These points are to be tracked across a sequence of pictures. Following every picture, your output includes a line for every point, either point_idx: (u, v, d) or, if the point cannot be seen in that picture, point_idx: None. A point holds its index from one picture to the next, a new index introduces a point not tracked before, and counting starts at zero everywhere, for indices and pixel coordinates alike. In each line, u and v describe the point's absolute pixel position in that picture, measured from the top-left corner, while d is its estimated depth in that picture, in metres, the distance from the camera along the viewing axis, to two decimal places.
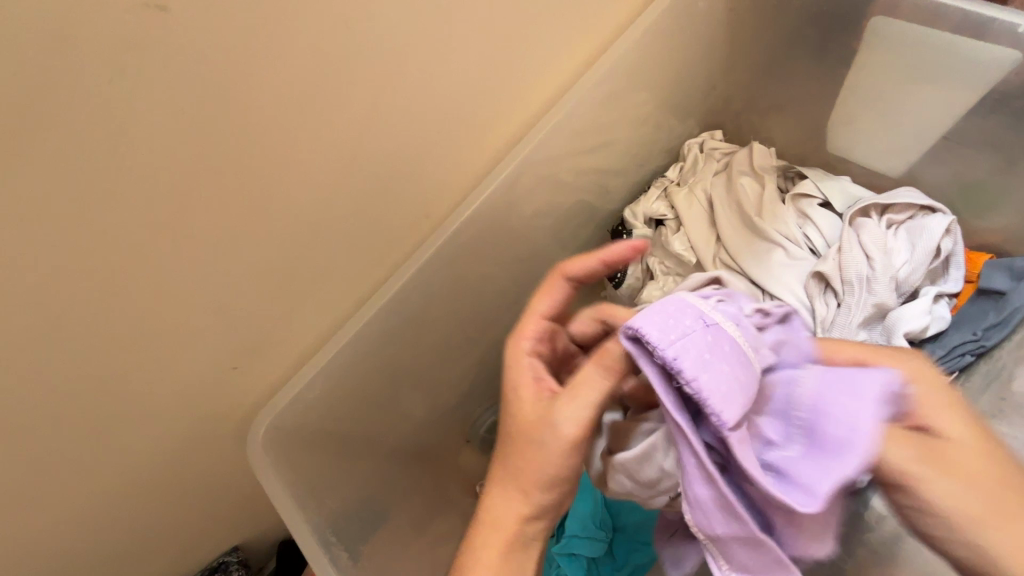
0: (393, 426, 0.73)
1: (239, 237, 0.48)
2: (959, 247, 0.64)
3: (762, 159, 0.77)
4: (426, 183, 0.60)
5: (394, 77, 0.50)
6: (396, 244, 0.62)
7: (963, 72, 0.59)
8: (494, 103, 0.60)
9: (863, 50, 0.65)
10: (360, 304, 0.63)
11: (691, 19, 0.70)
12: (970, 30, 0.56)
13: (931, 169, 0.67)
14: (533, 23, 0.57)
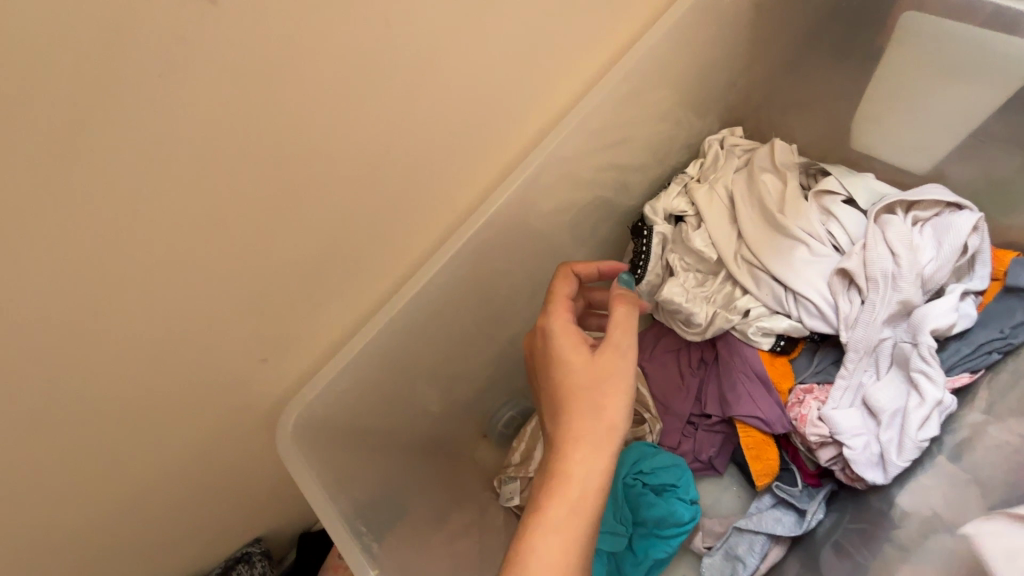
0: (414, 420, 0.74)
1: (270, 231, 0.49)
2: (985, 244, 0.63)
3: (783, 156, 0.77)
4: (452, 178, 0.60)
5: (426, 72, 0.50)
6: (421, 239, 0.62)
7: (996, 68, 0.58)
8: (521, 98, 0.60)
9: (893, 46, 0.64)
10: (386, 298, 0.63)
11: (717, 15, 0.69)
12: (1004, 25, 0.55)
13: (958, 166, 0.66)
14: (561, 18, 0.57)
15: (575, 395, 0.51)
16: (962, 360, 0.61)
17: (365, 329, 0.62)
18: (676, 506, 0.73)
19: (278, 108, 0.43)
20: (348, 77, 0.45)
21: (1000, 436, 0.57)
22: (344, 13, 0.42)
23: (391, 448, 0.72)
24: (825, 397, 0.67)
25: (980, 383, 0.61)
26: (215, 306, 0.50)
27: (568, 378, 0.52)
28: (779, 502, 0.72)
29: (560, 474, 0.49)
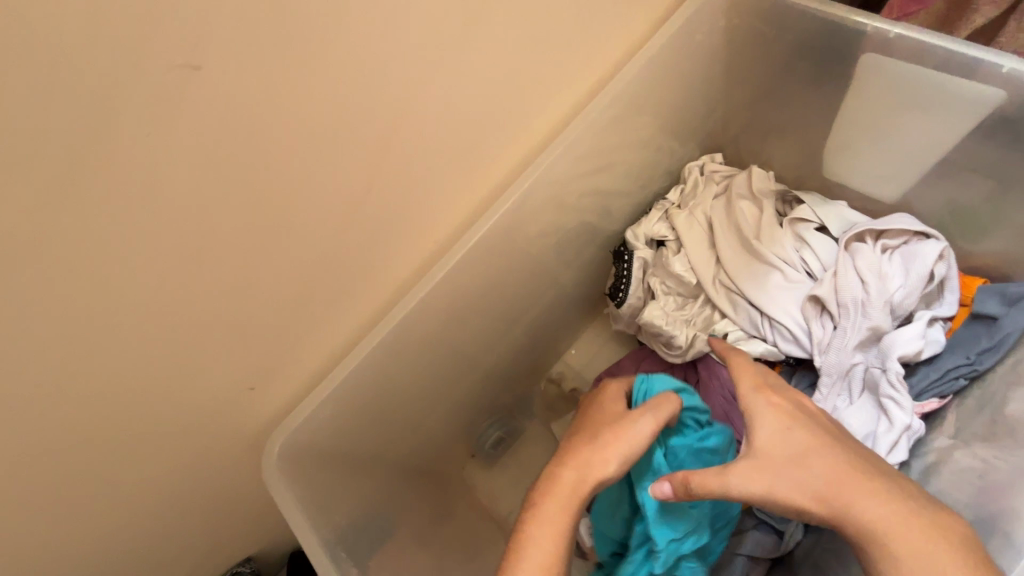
0: (400, 440, 0.76)
1: (255, 266, 0.51)
2: (952, 271, 0.65)
3: (760, 183, 0.79)
4: (434, 209, 0.62)
5: (405, 112, 0.52)
6: (405, 268, 0.64)
7: (952, 107, 0.60)
8: (500, 132, 0.63)
9: (857, 83, 0.67)
10: (370, 325, 0.65)
11: (692, 49, 0.72)
12: (959, 67, 0.58)
13: (924, 195, 0.68)
14: (538, 56, 0.59)
15: (598, 402, 0.59)
16: (930, 385, 0.62)
17: (352, 355, 0.64)
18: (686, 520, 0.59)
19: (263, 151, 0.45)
20: (329, 117, 0.47)
21: (968, 460, 0.57)
22: (324, 60, 0.44)
23: (377, 468, 0.74)
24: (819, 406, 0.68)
25: (949, 407, 0.63)
26: (204, 336, 0.52)
27: (601, 397, 0.60)
28: (761, 523, 0.72)
29: (557, 475, 0.53)
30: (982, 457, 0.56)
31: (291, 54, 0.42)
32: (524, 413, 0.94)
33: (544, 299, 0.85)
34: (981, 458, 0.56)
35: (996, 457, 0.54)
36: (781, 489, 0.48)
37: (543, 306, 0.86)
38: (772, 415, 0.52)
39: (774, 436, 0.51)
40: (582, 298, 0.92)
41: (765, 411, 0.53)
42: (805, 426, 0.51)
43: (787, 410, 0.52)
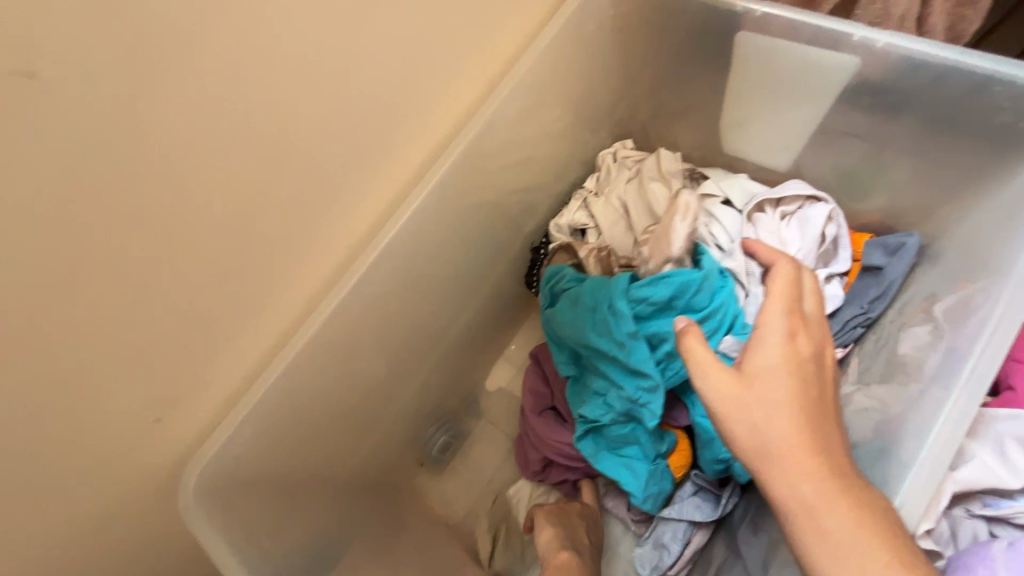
0: (339, 456, 0.75)
1: (142, 291, 0.47)
2: (843, 230, 0.69)
3: (669, 164, 0.82)
4: (342, 215, 0.60)
5: (290, 117, 0.49)
6: (316, 278, 0.62)
7: (825, 77, 0.63)
8: (401, 130, 0.61)
9: (737, 62, 0.69)
10: (284, 341, 0.62)
11: (585, 38, 0.74)
12: (824, 41, 0.60)
13: (812, 161, 0.72)
14: (427, 53, 0.58)
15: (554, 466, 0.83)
16: (835, 337, 0.67)
17: (264, 378, 0.61)
18: (650, 288, 0.67)
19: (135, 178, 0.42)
20: (204, 133, 0.44)
21: (866, 401, 0.60)
22: (188, 60, 0.41)
23: (320, 489, 0.72)
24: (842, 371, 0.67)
25: (851, 355, 0.67)
26: (92, 372, 0.47)
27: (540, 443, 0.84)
28: (698, 489, 0.75)
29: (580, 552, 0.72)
30: (877, 397, 0.60)
31: (143, 62, 0.39)
32: (468, 414, 0.94)
33: (472, 297, 0.85)
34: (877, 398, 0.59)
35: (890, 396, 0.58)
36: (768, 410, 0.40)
37: (474, 305, 0.86)
38: (818, 297, 0.48)
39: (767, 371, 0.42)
40: (513, 294, 0.93)
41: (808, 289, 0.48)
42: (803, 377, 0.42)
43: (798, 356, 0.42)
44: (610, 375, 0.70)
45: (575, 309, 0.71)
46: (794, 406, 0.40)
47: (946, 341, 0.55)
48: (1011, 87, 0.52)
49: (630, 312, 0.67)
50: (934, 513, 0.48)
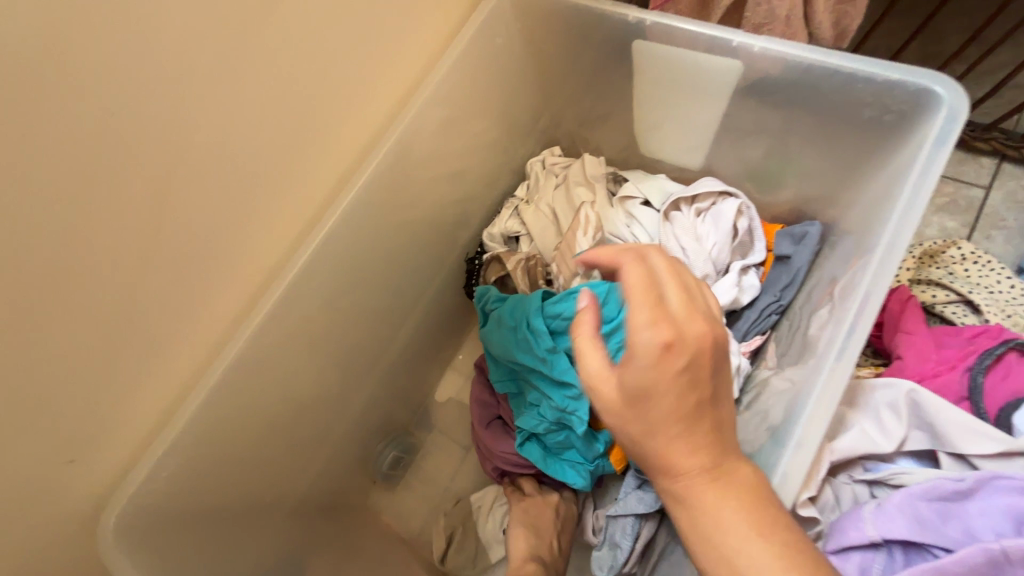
0: (279, 480, 0.74)
1: (34, 334, 0.46)
2: (755, 222, 0.72)
3: (592, 169, 0.84)
4: (253, 240, 0.60)
5: (186, 149, 0.49)
6: (233, 305, 0.61)
7: (723, 83, 0.65)
8: (311, 152, 0.61)
9: (640, 70, 0.71)
10: (204, 371, 0.62)
11: (495, 50, 0.75)
12: (718, 50, 0.62)
13: (720, 158, 0.75)
14: (328, 76, 0.59)
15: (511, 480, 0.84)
16: (752, 325, 0.70)
17: (185, 407, 0.60)
18: (562, 304, 0.69)
19: (18, 222, 0.41)
20: (90, 172, 0.43)
21: (778, 383, 0.63)
22: (63, 102, 0.40)
23: (260, 514, 0.72)
24: (766, 360, 0.69)
25: (769, 341, 0.71)
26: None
27: (484, 464, 0.85)
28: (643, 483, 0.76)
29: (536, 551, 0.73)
30: (787, 379, 0.62)
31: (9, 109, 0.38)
32: (418, 427, 0.94)
33: (409, 310, 0.86)
34: (787, 380, 0.62)
35: (795, 375, 0.60)
36: (647, 436, 0.40)
37: (413, 318, 0.87)
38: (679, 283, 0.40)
39: (639, 396, 0.39)
40: (454, 304, 0.94)
41: (667, 276, 0.41)
42: (676, 394, 0.39)
43: (666, 372, 0.38)
44: (540, 385, 0.72)
45: (499, 328, 0.74)
46: (672, 422, 0.39)
47: (830, 323, 0.57)
48: (872, 83, 0.56)
49: (546, 329, 0.70)
50: (815, 482, 0.50)
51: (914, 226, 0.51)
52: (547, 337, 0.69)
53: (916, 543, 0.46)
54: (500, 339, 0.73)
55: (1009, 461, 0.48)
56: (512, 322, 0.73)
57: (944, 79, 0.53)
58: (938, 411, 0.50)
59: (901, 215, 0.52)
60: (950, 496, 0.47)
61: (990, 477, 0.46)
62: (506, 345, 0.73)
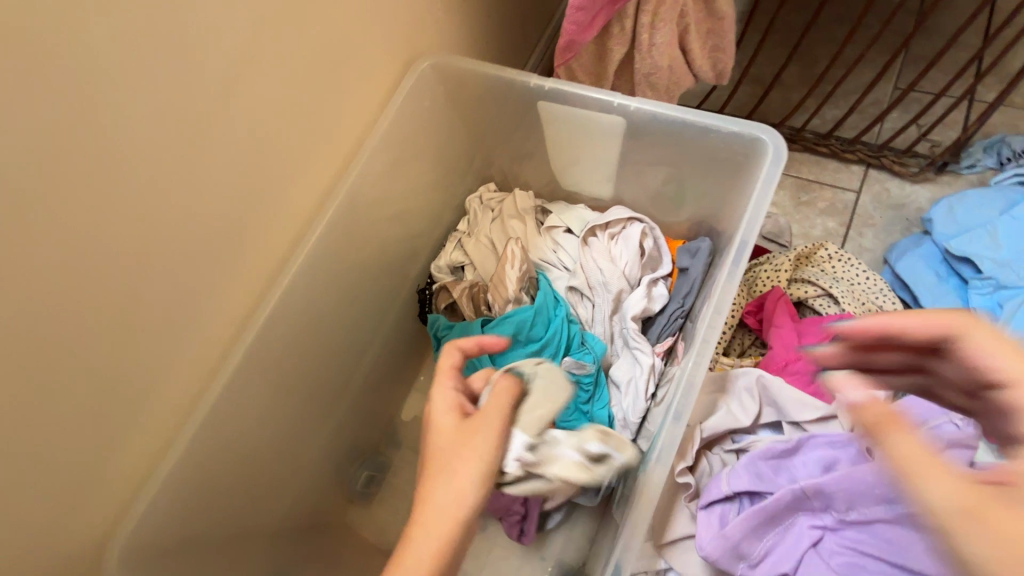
0: (261, 508, 0.82)
1: (38, 405, 0.53)
2: (659, 241, 0.85)
3: (523, 203, 0.95)
4: (221, 298, 0.68)
5: (156, 229, 0.57)
6: (206, 355, 0.69)
7: (609, 133, 0.78)
8: (266, 216, 0.70)
9: (545, 122, 0.83)
10: (185, 417, 0.69)
11: (424, 108, 0.85)
12: (600, 107, 0.75)
13: (625, 188, 0.87)
14: (275, 151, 0.68)
15: None
16: (663, 329, 0.82)
17: (172, 450, 0.68)
18: (497, 327, 0.80)
19: (20, 312, 0.48)
20: (76, 261, 0.51)
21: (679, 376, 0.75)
22: (52, 208, 0.48)
23: (246, 539, 0.79)
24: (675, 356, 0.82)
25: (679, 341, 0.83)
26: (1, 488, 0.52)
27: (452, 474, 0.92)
28: None
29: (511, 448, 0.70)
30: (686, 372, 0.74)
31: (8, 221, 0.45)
32: (388, 447, 1.02)
33: (367, 341, 0.94)
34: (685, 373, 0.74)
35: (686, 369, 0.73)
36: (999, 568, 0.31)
37: (372, 347, 0.96)
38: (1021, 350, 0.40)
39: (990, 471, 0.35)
40: (410, 331, 1.03)
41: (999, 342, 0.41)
42: None
43: None
44: None
45: (449, 351, 0.84)
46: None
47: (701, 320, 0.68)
48: (718, 131, 0.70)
49: (486, 350, 0.81)
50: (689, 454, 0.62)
51: (749, 243, 0.63)
52: (488, 359, 0.80)
53: (757, 493, 0.59)
54: (450, 361, 0.84)
55: (830, 424, 0.61)
56: None
57: (766, 128, 0.66)
58: (781, 391, 0.62)
59: (742, 233, 0.65)
60: (781, 454, 0.60)
61: (810, 437, 0.60)
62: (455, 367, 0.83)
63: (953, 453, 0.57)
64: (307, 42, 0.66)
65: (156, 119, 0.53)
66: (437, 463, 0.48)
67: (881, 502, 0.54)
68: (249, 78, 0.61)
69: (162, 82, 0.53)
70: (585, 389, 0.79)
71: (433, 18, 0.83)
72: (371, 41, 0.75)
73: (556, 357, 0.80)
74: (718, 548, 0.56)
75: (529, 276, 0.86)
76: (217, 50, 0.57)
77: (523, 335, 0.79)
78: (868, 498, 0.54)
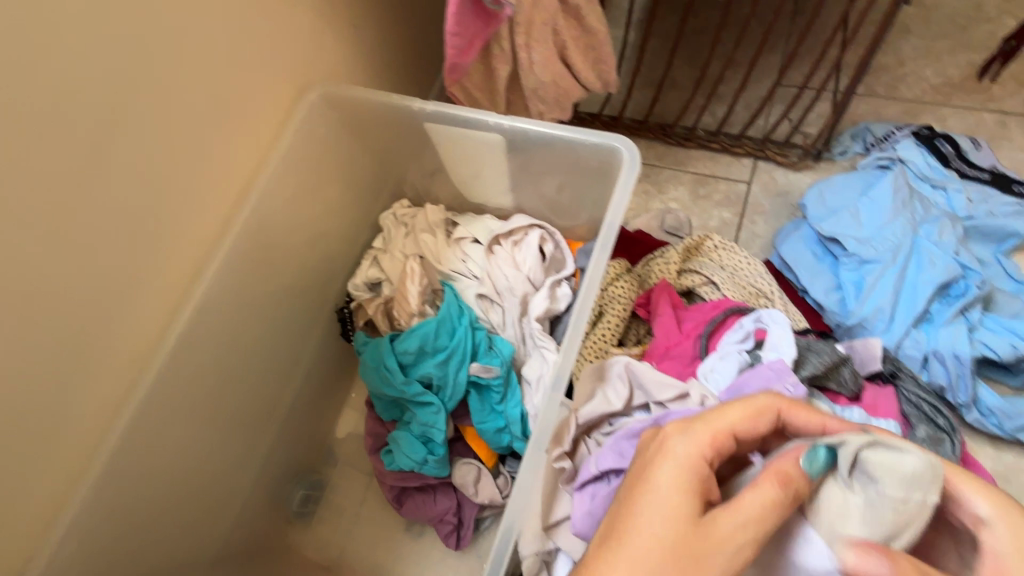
0: (189, 536, 0.83)
1: None
2: (560, 244, 0.90)
3: (434, 216, 0.98)
4: (119, 334, 0.69)
5: (35, 276, 0.58)
6: (109, 392, 0.71)
7: (492, 148, 0.85)
8: (160, 251, 0.72)
9: (436, 139, 0.89)
10: (93, 455, 0.70)
11: (320, 132, 0.87)
12: (478, 125, 0.81)
13: (522, 196, 0.93)
14: (162, 189, 0.69)
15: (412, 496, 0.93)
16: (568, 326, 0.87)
17: (80, 488, 0.69)
18: (407, 341, 0.85)
19: None
20: None
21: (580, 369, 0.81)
22: None
23: (174, 568, 0.80)
24: None
25: None
26: None
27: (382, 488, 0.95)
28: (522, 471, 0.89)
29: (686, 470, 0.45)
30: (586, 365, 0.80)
31: None
32: (325, 464, 1.03)
33: (290, 363, 0.96)
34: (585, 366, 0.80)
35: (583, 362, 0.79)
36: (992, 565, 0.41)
37: (297, 368, 0.97)
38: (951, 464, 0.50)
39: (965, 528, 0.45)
40: (337, 349, 1.04)
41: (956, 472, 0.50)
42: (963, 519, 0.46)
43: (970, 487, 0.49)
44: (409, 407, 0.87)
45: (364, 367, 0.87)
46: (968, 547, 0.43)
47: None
48: (585, 143, 0.77)
49: (397, 364, 0.85)
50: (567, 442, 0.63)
51: (610, 241, 0.69)
52: (401, 372, 0.85)
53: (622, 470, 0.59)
54: (366, 379, 0.87)
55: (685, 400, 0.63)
56: (373, 361, 0.86)
57: (622, 140, 0.74)
58: (647, 376, 0.64)
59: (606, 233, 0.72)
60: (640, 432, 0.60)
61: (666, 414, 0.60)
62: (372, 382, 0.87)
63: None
64: (187, 84, 0.68)
65: (22, 171, 0.54)
66: (717, 542, 0.41)
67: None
68: (124, 126, 0.62)
69: (26, 137, 0.54)
70: (497, 389, 0.85)
71: (322, 46, 0.85)
72: (257, 75, 0.76)
73: (464, 363, 0.85)
74: (587, 523, 0.57)
75: (432, 289, 0.92)
76: (84, 102, 0.58)
77: (432, 347, 0.85)
78: None
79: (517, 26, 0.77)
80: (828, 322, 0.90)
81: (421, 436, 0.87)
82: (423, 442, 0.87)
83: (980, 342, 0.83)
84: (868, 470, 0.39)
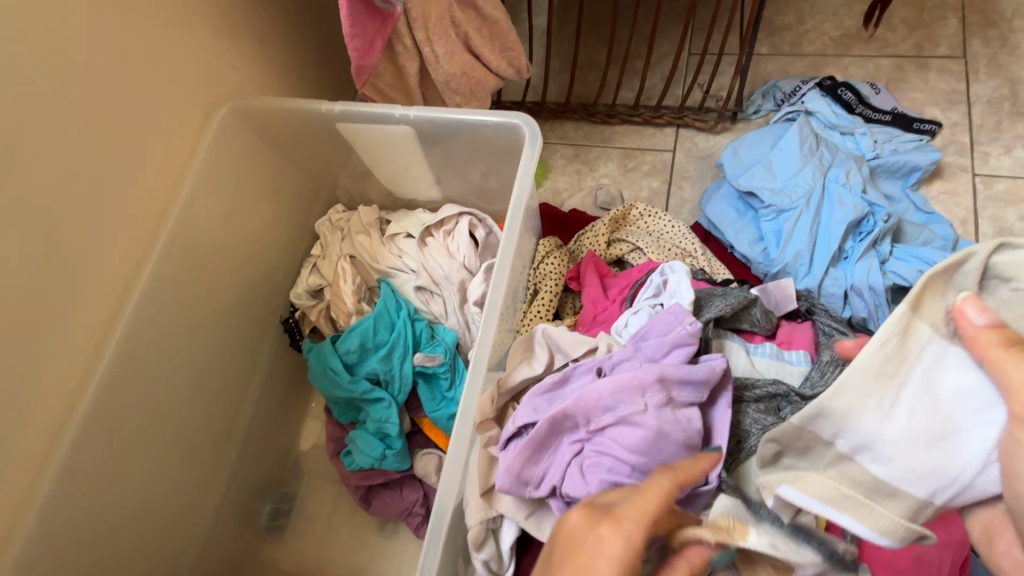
0: (150, 559, 0.82)
1: None
2: (491, 228, 0.92)
3: (367, 217, 0.98)
4: (44, 365, 0.70)
5: None
6: (43, 422, 0.71)
7: (407, 142, 0.87)
8: (79, 277, 0.72)
9: (353, 140, 0.91)
10: (33, 486, 0.71)
11: (236, 146, 0.88)
12: (387, 120, 0.84)
13: (449, 186, 0.95)
14: (70, 216, 0.69)
15: (378, 496, 0.92)
16: None
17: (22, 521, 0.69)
18: (349, 340, 0.87)
19: None
20: None
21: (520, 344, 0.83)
22: None
23: None
24: None
25: None
26: None
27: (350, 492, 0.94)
28: None
29: None
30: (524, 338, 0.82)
31: None
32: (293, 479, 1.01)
33: (245, 376, 0.95)
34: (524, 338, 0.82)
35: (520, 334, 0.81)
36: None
37: (252, 384, 0.97)
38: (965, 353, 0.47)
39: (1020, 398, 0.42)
40: (292, 362, 1.04)
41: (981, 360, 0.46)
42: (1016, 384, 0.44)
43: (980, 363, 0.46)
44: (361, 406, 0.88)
45: (311, 372, 0.88)
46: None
47: (510, 284, 0.77)
48: (489, 125, 0.80)
49: (342, 364, 0.87)
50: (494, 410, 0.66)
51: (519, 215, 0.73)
52: (346, 371, 0.87)
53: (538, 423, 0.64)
54: (315, 383, 0.87)
55: (595, 353, 0.69)
56: (320, 366, 0.87)
57: (518, 116, 0.78)
58: (560, 336, 0.69)
59: (516, 207, 0.75)
60: (553, 386, 0.65)
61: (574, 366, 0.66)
62: (320, 385, 0.87)
63: (680, 348, 0.62)
64: (83, 111, 0.68)
65: None
66: None
67: (606, 411, 0.60)
68: (18, 156, 0.63)
69: None
70: (444, 376, 0.87)
71: (225, 62, 0.85)
72: (159, 97, 0.77)
73: (407, 354, 0.87)
74: (508, 477, 0.61)
75: (368, 287, 0.94)
76: None
77: (373, 343, 0.87)
78: (594, 410, 0.60)
79: (413, 22, 0.79)
80: (756, 273, 0.95)
81: (378, 433, 0.88)
82: (379, 438, 0.88)
83: (892, 272, 0.88)
84: (998, 272, 0.43)
